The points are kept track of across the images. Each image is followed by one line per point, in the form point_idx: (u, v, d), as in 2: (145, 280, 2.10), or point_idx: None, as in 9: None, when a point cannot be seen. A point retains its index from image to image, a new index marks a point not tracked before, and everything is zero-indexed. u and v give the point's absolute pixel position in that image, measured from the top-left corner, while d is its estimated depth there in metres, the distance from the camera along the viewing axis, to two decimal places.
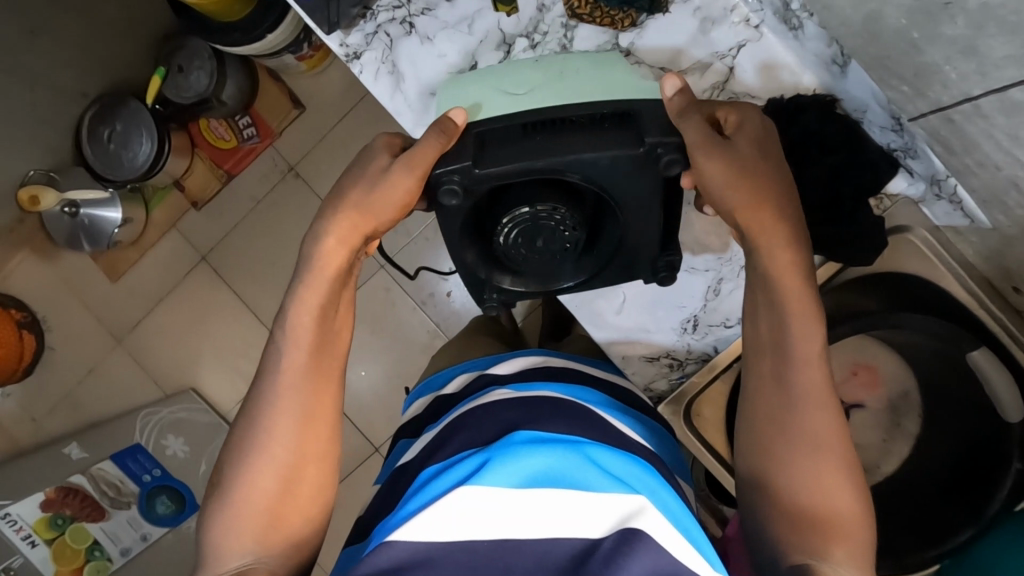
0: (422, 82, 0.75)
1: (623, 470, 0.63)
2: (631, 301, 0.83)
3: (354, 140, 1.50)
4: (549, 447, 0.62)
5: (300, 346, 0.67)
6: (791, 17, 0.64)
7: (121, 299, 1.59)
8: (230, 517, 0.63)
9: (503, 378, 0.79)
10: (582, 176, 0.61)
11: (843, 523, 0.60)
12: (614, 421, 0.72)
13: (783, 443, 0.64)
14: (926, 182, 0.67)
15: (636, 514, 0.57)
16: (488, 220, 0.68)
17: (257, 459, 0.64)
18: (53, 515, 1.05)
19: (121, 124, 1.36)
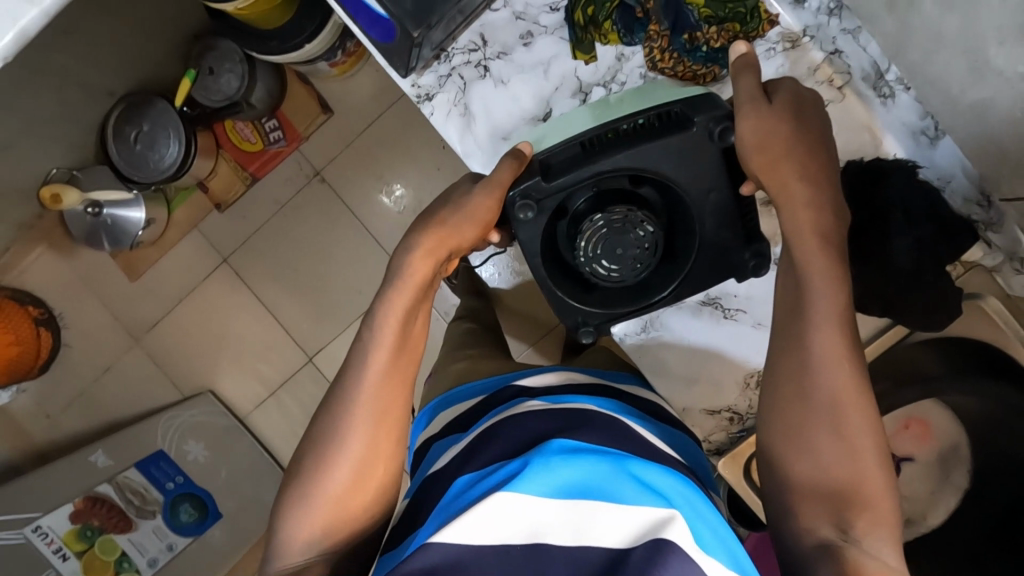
0: (494, 125, 0.78)
1: (665, 488, 0.52)
2: (693, 352, 0.78)
3: (383, 148, 1.48)
4: (583, 460, 0.51)
5: (380, 350, 0.64)
6: (882, 86, 0.68)
7: (140, 298, 1.57)
8: (301, 520, 0.59)
9: (532, 391, 0.67)
10: (647, 167, 0.67)
11: (880, 496, 0.53)
12: (646, 436, 0.62)
13: (811, 419, 0.56)
14: (1007, 256, 0.70)
15: (673, 537, 0.46)
16: (573, 240, 0.72)
17: (324, 461, 0.61)
18: (82, 526, 1.08)
19: (148, 125, 1.34)
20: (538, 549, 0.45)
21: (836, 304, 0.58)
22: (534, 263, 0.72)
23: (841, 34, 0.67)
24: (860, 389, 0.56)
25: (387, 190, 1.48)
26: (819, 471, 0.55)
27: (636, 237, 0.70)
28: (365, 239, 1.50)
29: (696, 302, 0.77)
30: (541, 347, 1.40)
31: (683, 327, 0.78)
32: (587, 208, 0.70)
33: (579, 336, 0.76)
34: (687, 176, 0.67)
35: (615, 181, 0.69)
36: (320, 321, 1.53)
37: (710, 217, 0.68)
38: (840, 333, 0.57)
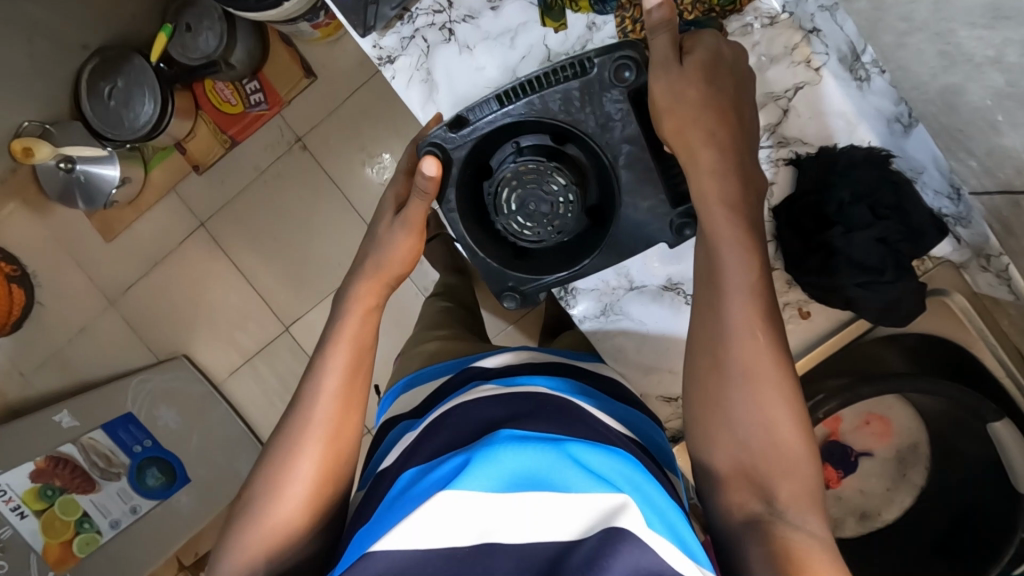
0: (457, 93, 0.75)
1: (615, 475, 0.47)
2: (653, 337, 0.73)
3: (365, 118, 1.44)
4: (528, 447, 0.47)
5: (334, 374, 0.58)
6: (858, 69, 0.65)
7: (115, 259, 1.55)
8: (243, 558, 0.53)
9: (489, 373, 0.62)
10: (554, 117, 0.62)
11: (807, 468, 0.50)
12: (600, 416, 0.55)
13: (729, 391, 0.52)
14: (973, 252, 0.69)
15: (623, 525, 0.41)
16: (489, 200, 0.67)
17: (271, 495, 0.54)
18: (43, 485, 1.05)
19: (122, 81, 1.30)
20: (483, 551, 0.41)
21: (744, 269, 0.54)
22: (452, 218, 0.66)
23: (820, 12, 0.63)
24: (775, 356, 0.52)
25: (373, 166, 1.44)
26: (744, 448, 0.51)
27: (551, 193, 0.66)
28: (345, 210, 1.47)
29: (656, 288, 0.71)
30: (521, 328, 1.39)
31: (643, 313, 0.72)
32: (501, 159, 0.67)
33: (503, 301, 0.70)
34: (598, 125, 0.62)
35: (538, 136, 0.65)
36: (297, 291, 1.51)
37: (625, 169, 0.63)
38: (757, 302, 0.54)
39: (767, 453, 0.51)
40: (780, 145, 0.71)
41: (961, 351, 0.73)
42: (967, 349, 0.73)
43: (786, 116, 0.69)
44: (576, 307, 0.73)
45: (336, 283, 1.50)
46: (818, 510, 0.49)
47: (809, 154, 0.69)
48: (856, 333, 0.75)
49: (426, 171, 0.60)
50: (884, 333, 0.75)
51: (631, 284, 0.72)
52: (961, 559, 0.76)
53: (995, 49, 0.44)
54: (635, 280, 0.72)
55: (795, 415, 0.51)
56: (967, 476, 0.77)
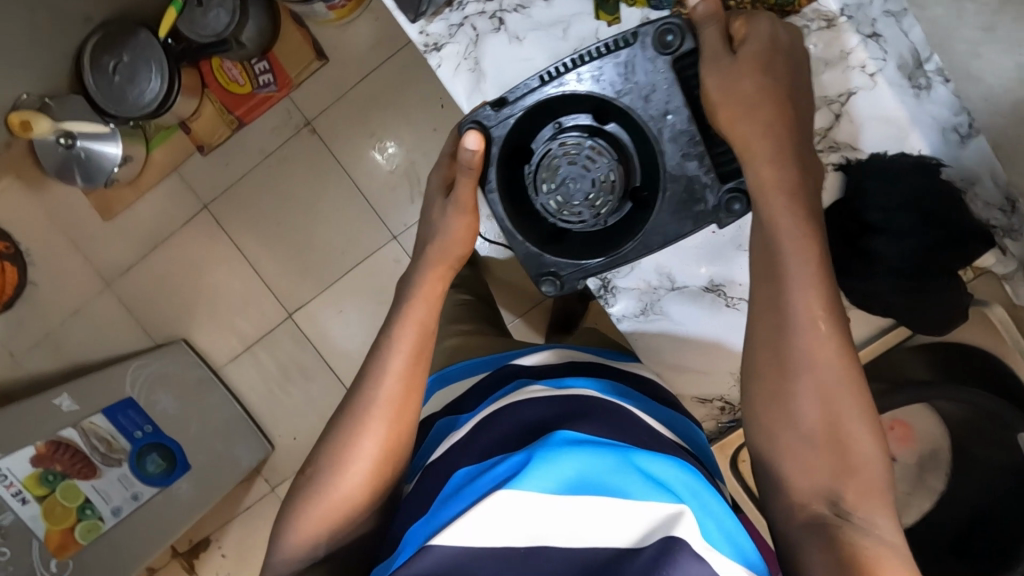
0: (505, 82, 0.73)
1: (673, 481, 0.46)
2: (692, 340, 0.69)
3: (378, 103, 1.41)
4: (586, 450, 0.46)
5: (399, 357, 0.56)
6: (919, 76, 0.65)
7: (113, 239, 1.51)
8: (300, 539, 0.53)
9: (532, 372, 0.62)
10: (601, 90, 0.60)
11: (874, 468, 0.49)
12: (650, 422, 0.55)
13: (792, 387, 0.51)
14: (1017, 264, 0.70)
15: (681, 536, 0.41)
16: (533, 180, 0.67)
17: (330, 482, 0.53)
18: (44, 470, 1.02)
19: (128, 56, 1.26)
20: (539, 553, 0.41)
21: (810, 259, 0.52)
22: (492, 199, 0.63)
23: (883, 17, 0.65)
24: (840, 351, 0.51)
25: (379, 146, 1.42)
26: (805, 444, 0.50)
27: (593, 169, 0.65)
28: (353, 197, 1.45)
29: (698, 288, 0.68)
30: (528, 321, 1.38)
31: (683, 314, 0.68)
32: (539, 139, 0.67)
33: (540, 286, 0.65)
34: (641, 99, 0.60)
35: (578, 114, 0.65)
36: (301, 277, 1.49)
37: (669, 143, 0.60)
38: (820, 295, 0.51)
39: (826, 447, 0.50)
40: (830, 151, 0.71)
41: (993, 361, 0.73)
42: (999, 359, 0.73)
43: (838, 120, 0.70)
44: (615, 305, 0.70)
45: (342, 271, 1.48)
46: (886, 505, 0.48)
47: (858, 160, 0.70)
48: (898, 339, 0.77)
49: (469, 145, 0.59)
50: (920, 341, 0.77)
51: (672, 284, 0.69)
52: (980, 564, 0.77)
53: None
54: (677, 280, 0.68)
55: (860, 407, 0.50)
56: (990, 484, 0.78)
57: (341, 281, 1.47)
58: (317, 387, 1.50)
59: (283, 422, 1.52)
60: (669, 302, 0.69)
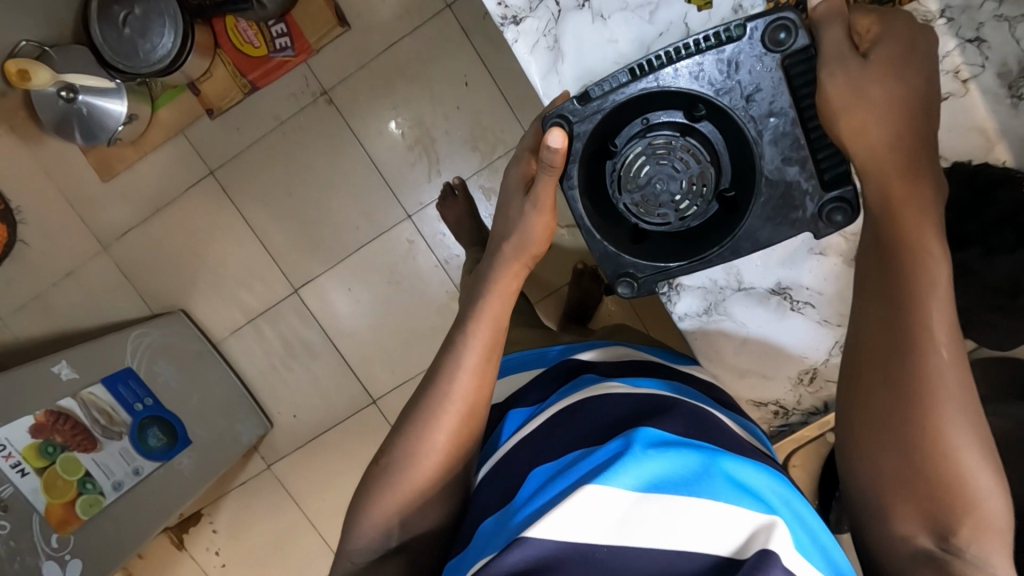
0: (589, 66, 0.60)
1: (761, 489, 0.45)
2: (754, 340, 0.64)
3: (399, 75, 1.35)
4: (672, 450, 0.45)
5: (475, 349, 0.55)
6: (1017, 86, 0.58)
7: (111, 201, 1.44)
8: (370, 528, 0.53)
9: (597, 369, 0.60)
10: (698, 84, 0.55)
11: (990, 503, 0.43)
12: (732, 427, 0.53)
13: (897, 411, 0.45)
14: None
15: (778, 546, 0.39)
16: (616, 179, 0.64)
17: (398, 476, 0.52)
18: (44, 442, 0.97)
19: (140, 8, 1.19)
20: (624, 557, 0.40)
21: (941, 273, 0.46)
22: (572, 195, 0.60)
23: (993, 21, 0.56)
24: (957, 373, 0.44)
25: (397, 121, 1.37)
26: (915, 471, 0.44)
27: (680, 171, 0.63)
28: (369, 173, 1.40)
29: (765, 289, 0.62)
30: (544, 309, 1.36)
31: (749, 316, 0.63)
32: (625, 133, 0.63)
33: (616, 288, 0.62)
34: (743, 98, 0.55)
35: (668, 113, 0.61)
36: (311, 252, 1.44)
37: (770, 146, 0.55)
38: (931, 309, 0.46)
39: (940, 479, 0.43)
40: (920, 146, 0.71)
41: None
42: None
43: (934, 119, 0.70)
44: (677, 301, 0.64)
45: (353, 247, 1.43)
46: (1003, 552, 0.43)
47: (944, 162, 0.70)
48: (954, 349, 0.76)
49: (552, 143, 0.53)
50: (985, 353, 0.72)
51: (739, 284, 0.62)
52: None
53: None
54: (745, 281, 0.62)
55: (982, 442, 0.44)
56: None
57: (352, 257, 1.43)
58: (321, 364, 1.47)
59: (284, 399, 1.49)
60: (734, 303, 0.63)
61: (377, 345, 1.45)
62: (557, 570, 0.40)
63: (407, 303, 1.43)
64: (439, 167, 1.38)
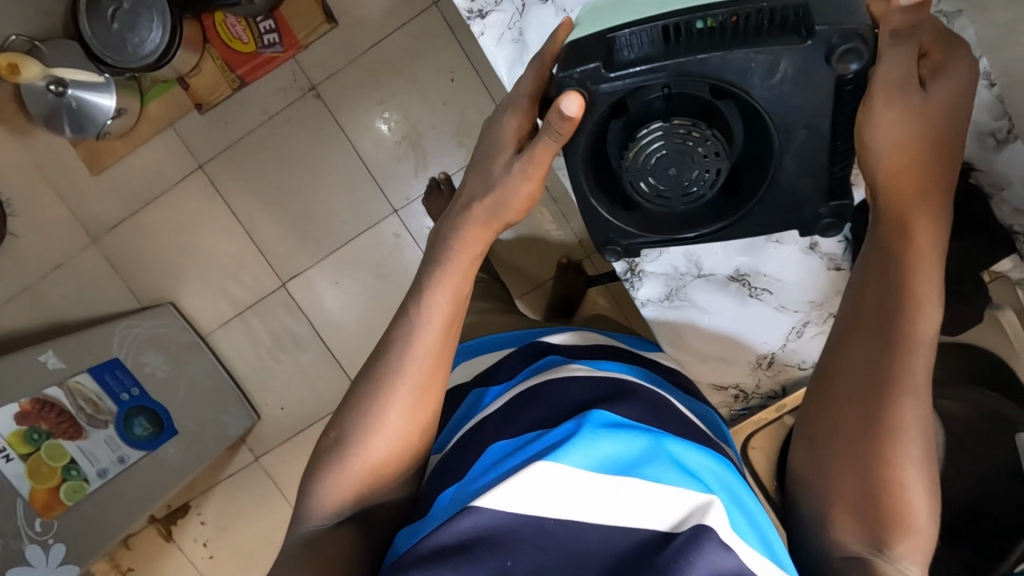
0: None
1: (704, 470, 0.47)
2: (716, 327, 0.66)
3: (387, 71, 1.37)
4: (623, 433, 0.47)
5: (430, 326, 0.55)
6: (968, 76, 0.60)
7: (102, 193, 1.45)
8: (331, 502, 0.54)
9: (564, 350, 0.62)
10: (735, 85, 0.51)
11: (919, 532, 0.48)
12: (687, 412, 0.55)
13: (863, 440, 0.50)
14: None
15: (710, 524, 0.41)
16: (623, 147, 0.55)
17: (356, 447, 0.53)
18: (28, 429, 0.99)
19: (128, 3, 1.21)
20: (571, 527, 0.42)
21: (933, 333, 0.50)
22: (572, 165, 0.56)
23: (937, 13, 0.60)
24: (923, 415, 0.49)
25: (384, 118, 1.39)
26: (865, 495, 0.49)
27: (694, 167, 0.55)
28: (356, 167, 1.42)
29: (723, 277, 0.64)
30: (528, 302, 1.38)
31: (709, 303, 0.65)
32: (646, 101, 0.53)
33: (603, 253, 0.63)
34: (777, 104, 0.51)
35: (693, 87, 0.52)
36: (299, 244, 1.46)
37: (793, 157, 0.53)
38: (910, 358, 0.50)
39: (887, 505, 0.48)
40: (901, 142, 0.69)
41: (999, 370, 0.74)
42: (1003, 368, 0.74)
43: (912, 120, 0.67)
44: (640, 289, 0.66)
45: (339, 241, 1.45)
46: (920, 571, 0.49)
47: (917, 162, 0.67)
48: None
49: (564, 109, 0.49)
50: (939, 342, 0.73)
51: (699, 271, 0.64)
52: None
53: None
54: (705, 268, 0.64)
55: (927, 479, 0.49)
56: None
57: (339, 251, 1.45)
58: (309, 357, 1.49)
59: (271, 391, 1.50)
60: (694, 289, 0.65)
61: (363, 338, 1.46)
62: (505, 536, 0.42)
63: (394, 297, 1.44)
64: (426, 162, 1.40)
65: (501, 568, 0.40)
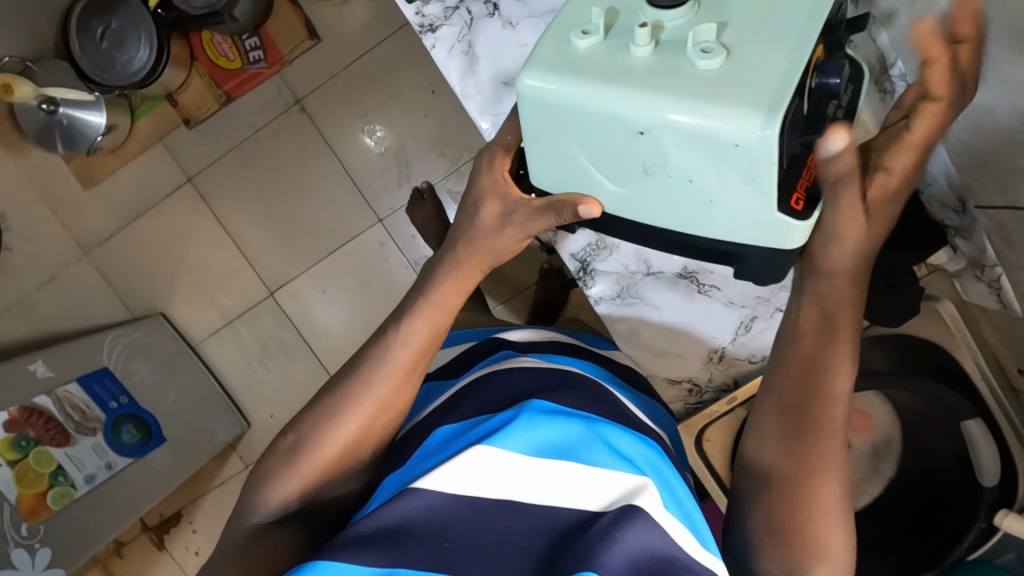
0: (499, 68, 0.64)
1: (637, 455, 0.50)
2: (668, 323, 0.68)
3: (369, 85, 1.41)
4: (562, 420, 0.49)
5: (405, 350, 0.58)
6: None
7: (95, 208, 1.49)
8: (287, 484, 0.55)
9: (517, 346, 0.65)
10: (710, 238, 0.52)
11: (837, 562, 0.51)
12: (628, 404, 0.58)
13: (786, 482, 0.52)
14: (969, 262, 0.64)
15: (639, 504, 0.44)
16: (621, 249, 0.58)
17: (310, 453, 0.55)
18: (17, 435, 1.01)
19: (117, 23, 1.25)
20: (506, 507, 0.45)
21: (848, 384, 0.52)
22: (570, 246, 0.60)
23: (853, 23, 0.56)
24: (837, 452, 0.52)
25: (369, 131, 1.43)
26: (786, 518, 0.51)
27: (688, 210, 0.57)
28: (341, 177, 1.45)
29: (672, 274, 0.66)
30: (511, 307, 1.41)
31: (660, 299, 0.67)
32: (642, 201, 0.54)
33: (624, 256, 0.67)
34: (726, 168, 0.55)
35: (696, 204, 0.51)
36: (286, 254, 1.49)
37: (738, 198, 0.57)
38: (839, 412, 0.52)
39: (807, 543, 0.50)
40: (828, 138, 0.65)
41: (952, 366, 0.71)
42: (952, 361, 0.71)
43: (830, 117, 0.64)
44: (594, 287, 0.68)
45: (325, 252, 1.48)
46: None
47: None
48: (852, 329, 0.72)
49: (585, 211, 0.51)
50: (880, 332, 0.72)
51: (649, 268, 0.66)
52: (922, 543, 0.75)
53: None
54: (654, 265, 0.66)
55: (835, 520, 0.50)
56: None
57: (325, 261, 1.48)
58: (296, 365, 1.51)
59: (260, 399, 1.52)
60: (645, 286, 0.67)
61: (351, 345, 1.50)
62: (444, 517, 0.44)
63: (379, 304, 1.47)
64: (408, 172, 1.43)
65: (438, 548, 0.42)
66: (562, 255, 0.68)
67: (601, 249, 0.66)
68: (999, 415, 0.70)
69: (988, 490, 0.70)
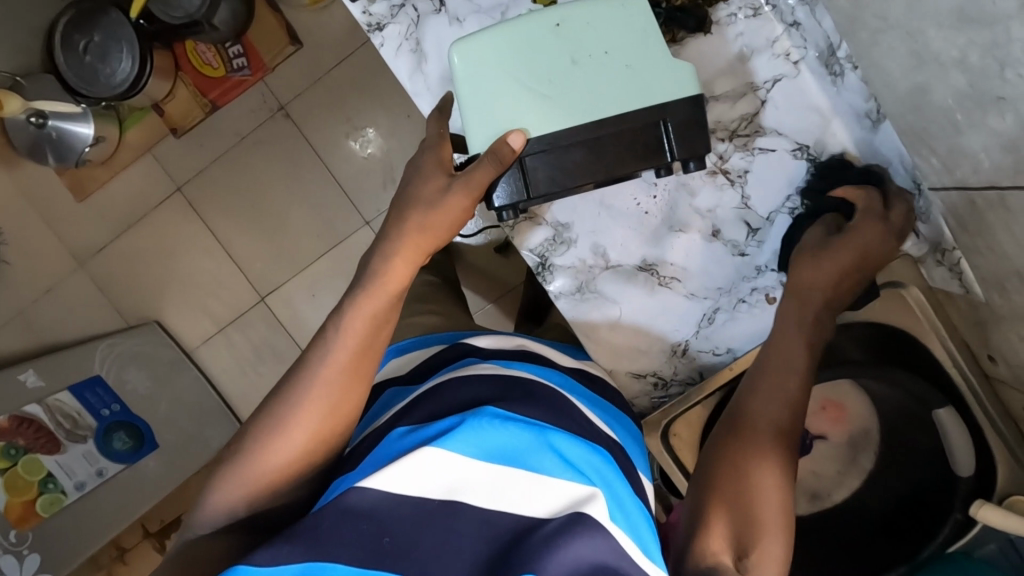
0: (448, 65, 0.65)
1: (585, 464, 0.50)
2: (629, 317, 0.71)
3: (352, 89, 1.43)
4: (513, 425, 0.49)
5: (344, 350, 0.58)
6: (833, 64, 0.60)
7: (87, 220, 1.50)
8: (231, 494, 0.55)
9: (481, 352, 0.65)
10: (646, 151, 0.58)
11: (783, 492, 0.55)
12: (579, 409, 0.59)
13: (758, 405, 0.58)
14: (929, 247, 0.65)
15: (587, 516, 0.45)
16: (572, 174, 0.58)
17: (250, 461, 0.56)
18: (7, 444, 1.03)
19: (99, 36, 1.27)
20: (452, 507, 0.45)
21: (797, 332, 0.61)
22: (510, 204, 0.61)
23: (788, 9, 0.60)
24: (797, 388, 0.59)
25: (356, 137, 1.44)
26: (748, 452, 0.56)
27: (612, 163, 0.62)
28: (327, 182, 1.46)
29: (632, 267, 0.69)
30: (499, 308, 1.41)
31: (620, 294, 0.70)
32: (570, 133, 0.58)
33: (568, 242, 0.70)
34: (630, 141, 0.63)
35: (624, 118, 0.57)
36: (275, 259, 1.50)
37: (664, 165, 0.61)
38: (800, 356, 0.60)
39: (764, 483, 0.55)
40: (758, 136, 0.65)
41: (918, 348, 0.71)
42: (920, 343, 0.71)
43: (765, 107, 0.64)
44: (555, 284, 0.70)
45: (314, 255, 1.49)
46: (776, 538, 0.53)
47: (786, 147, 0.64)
48: None
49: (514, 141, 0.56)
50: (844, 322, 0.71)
51: (607, 263, 0.70)
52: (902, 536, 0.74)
53: (959, 51, 0.41)
54: (612, 259, 0.69)
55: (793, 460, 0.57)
56: None
57: (315, 265, 1.49)
58: None
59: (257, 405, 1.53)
60: (604, 281, 0.70)
61: None
62: (385, 515, 0.44)
63: None
64: (394, 175, 1.44)
65: (378, 544, 0.42)
66: (522, 252, 0.70)
67: (558, 244, 0.69)
68: (972, 401, 0.69)
69: (964, 480, 0.70)
